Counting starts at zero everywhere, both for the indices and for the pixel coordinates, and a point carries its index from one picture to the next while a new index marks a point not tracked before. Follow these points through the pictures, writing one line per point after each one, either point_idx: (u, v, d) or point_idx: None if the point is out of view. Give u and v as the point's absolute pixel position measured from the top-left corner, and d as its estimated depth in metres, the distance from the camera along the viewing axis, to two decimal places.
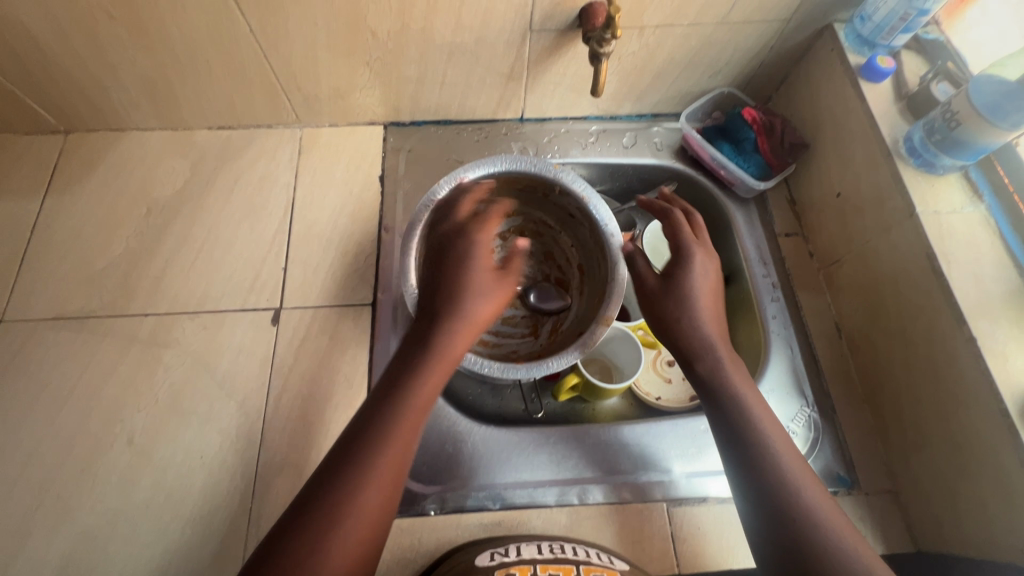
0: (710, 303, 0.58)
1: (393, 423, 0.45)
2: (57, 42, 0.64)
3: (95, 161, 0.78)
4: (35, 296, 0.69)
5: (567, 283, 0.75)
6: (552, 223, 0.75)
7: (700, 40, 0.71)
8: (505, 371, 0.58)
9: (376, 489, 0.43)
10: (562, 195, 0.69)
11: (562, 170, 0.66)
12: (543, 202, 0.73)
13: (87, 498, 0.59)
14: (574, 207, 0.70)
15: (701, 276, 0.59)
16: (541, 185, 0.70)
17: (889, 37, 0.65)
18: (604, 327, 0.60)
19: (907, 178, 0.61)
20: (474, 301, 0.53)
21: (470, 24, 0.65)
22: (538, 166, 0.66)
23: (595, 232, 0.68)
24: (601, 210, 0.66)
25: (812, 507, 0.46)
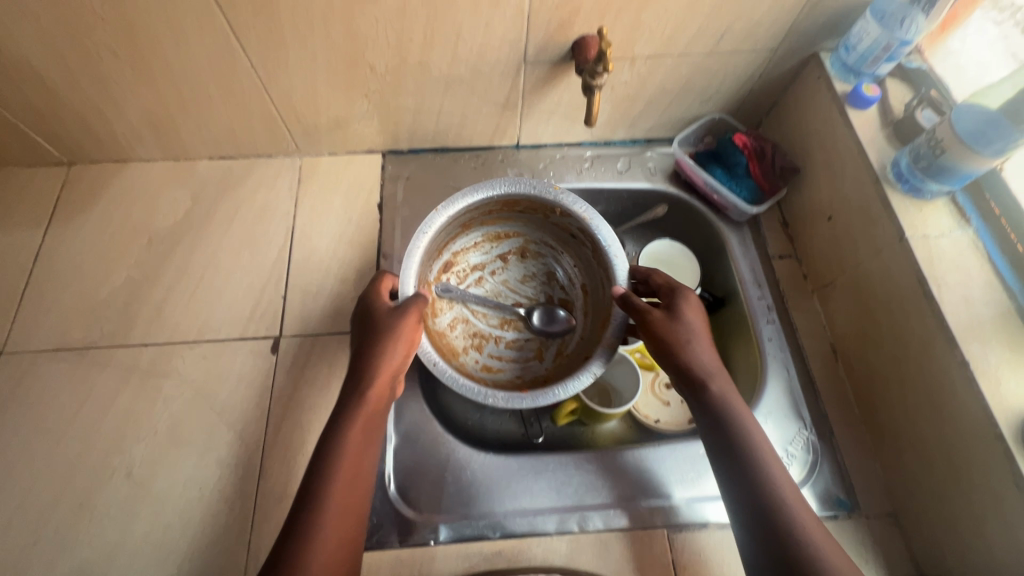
0: (705, 336, 0.57)
1: (329, 477, 0.48)
2: (62, 79, 0.66)
3: (97, 192, 0.79)
4: (36, 327, 0.69)
5: (571, 304, 0.76)
6: (554, 242, 0.76)
7: (690, 70, 0.73)
8: (509, 402, 0.57)
9: (321, 547, 0.45)
10: (563, 216, 0.70)
11: (561, 192, 0.67)
12: (547, 222, 0.74)
13: (85, 531, 0.58)
14: (576, 228, 0.70)
15: (694, 308, 0.59)
16: (542, 207, 0.71)
17: (873, 66, 0.67)
18: (609, 351, 0.60)
19: (896, 204, 0.62)
20: (386, 347, 0.55)
21: (466, 57, 0.67)
22: (537, 188, 0.67)
23: (599, 252, 0.68)
24: (603, 230, 0.66)
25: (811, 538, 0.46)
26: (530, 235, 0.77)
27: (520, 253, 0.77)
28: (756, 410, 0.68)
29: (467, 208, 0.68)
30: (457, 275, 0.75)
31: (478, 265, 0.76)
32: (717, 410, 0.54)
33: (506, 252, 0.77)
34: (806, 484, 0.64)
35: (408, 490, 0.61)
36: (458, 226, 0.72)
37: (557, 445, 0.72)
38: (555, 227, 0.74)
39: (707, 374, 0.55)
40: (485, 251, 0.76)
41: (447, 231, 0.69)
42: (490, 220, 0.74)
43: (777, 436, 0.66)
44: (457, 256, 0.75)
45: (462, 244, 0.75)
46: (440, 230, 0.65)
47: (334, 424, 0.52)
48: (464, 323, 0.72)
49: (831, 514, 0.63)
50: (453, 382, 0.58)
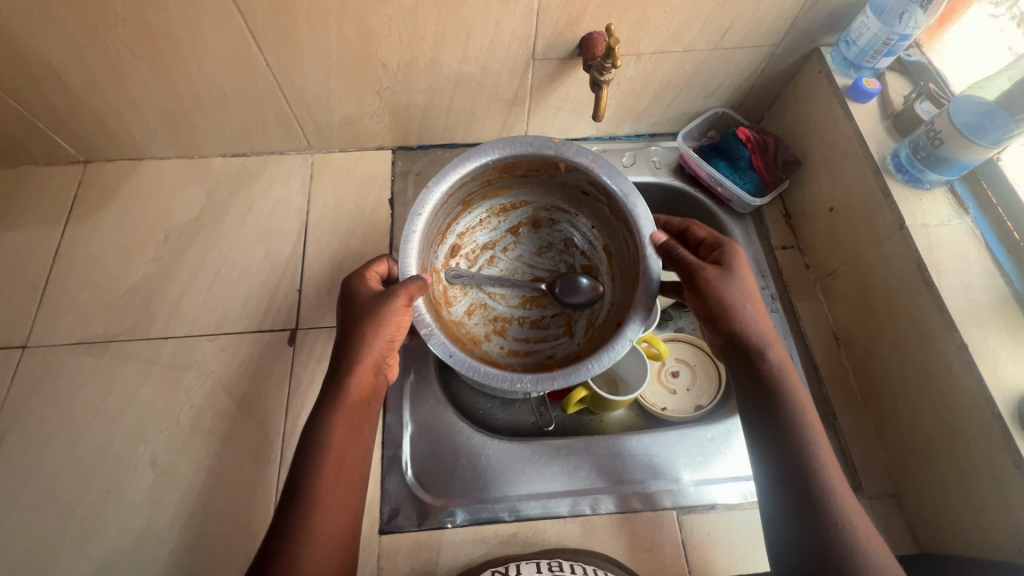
0: (756, 299, 0.57)
1: (316, 476, 0.50)
2: (82, 78, 0.67)
3: (114, 190, 0.81)
4: (58, 321, 0.71)
5: (595, 269, 0.75)
6: (567, 204, 0.76)
7: (694, 65, 0.75)
8: (537, 383, 0.56)
9: (317, 541, 0.48)
10: (570, 172, 0.68)
11: (562, 145, 0.64)
12: (552, 186, 0.73)
13: (112, 519, 0.60)
14: (586, 183, 0.68)
15: (745, 267, 0.58)
16: (546, 166, 0.69)
17: (873, 60, 0.69)
18: (645, 313, 0.57)
19: (895, 194, 0.64)
20: (366, 338, 0.54)
21: (476, 54, 0.69)
22: (535, 145, 0.64)
23: (614, 204, 0.66)
24: (618, 180, 0.64)
25: (844, 512, 0.49)
26: (536, 200, 0.76)
27: (531, 224, 0.78)
28: None
29: (461, 185, 0.67)
30: (467, 257, 0.76)
31: (488, 243, 0.77)
32: (764, 379, 0.55)
33: (516, 225, 0.77)
34: None
35: (424, 476, 0.63)
36: (459, 205, 0.72)
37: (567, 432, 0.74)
38: (562, 187, 0.73)
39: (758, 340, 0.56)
40: (492, 227, 0.77)
41: (444, 210, 0.69)
42: (492, 194, 0.74)
43: None
44: (463, 238, 0.76)
45: (467, 224, 0.75)
46: (436, 208, 0.65)
47: (317, 418, 0.52)
48: (482, 308, 0.74)
49: None
50: (474, 370, 0.56)
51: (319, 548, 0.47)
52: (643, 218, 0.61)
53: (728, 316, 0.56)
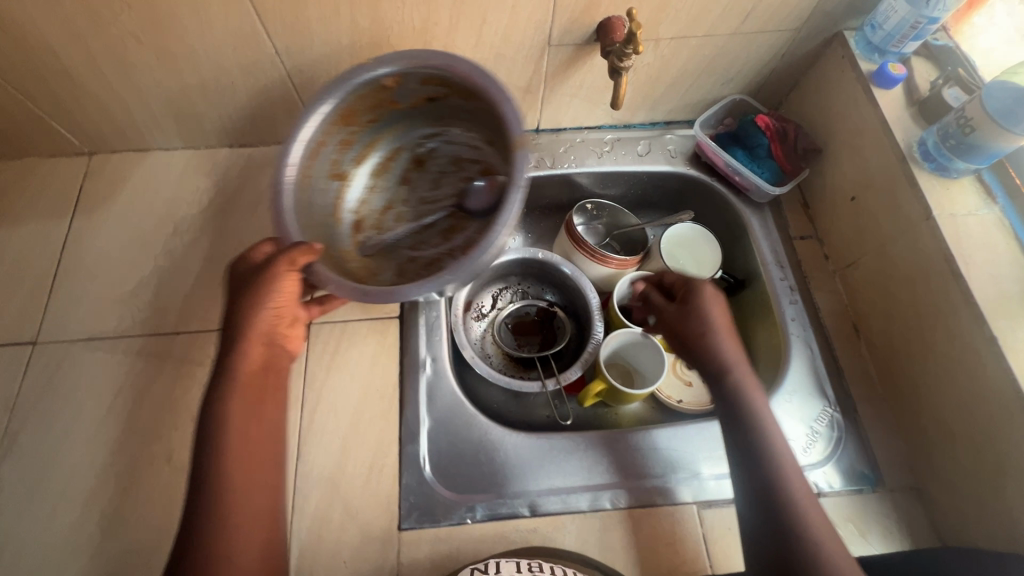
0: (726, 328, 0.58)
1: (222, 459, 0.51)
2: (86, 67, 0.66)
3: (120, 182, 0.79)
4: (68, 317, 0.70)
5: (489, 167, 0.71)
6: (430, 128, 0.73)
7: (713, 51, 0.73)
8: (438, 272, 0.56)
9: (235, 519, 0.49)
10: (402, 87, 0.65)
11: (353, 72, 0.62)
12: (401, 118, 0.71)
13: (129, 516, 0.60)
14: (399, 96, 0.66)
15: (713, 299, 0.60)
16: (383, 96, 0.66)
17: (899, 44, 0.67)
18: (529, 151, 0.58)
19: (922, 183, 0.62)
20: (251, 313, 0.54)
21: (490, 41, 0.67)
22: (353, 77, 0.62)
23: (418, 76, 0.64)
24: (376, 65, 0.62)
25: (800, 513, 0.48)
26: (405, 142, 0.74)
27: (416, 164, 0.74)
28: (781, 389, 0.69)
29: (314, 156, 0.64)
30: (375, 226, 0.72)
31: (384, 205, 0.73)
32: (731, 397, 0.55)
33: (404, 173, 0.74)
34: (831, 460, 0.65)
35: (444, 471, 0.63)
36: (333, 179, 0.69)
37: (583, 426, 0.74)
38: (410, 112, 0.70)
39: (723, 362, 0.56)
40: (373, 188, 0.73)
41: (314, 187, 0.65)
42: (360, 156, 0.71)
43: (802, 414, 0.67)
44: (358, 212, 0.71)
45: (356, 198, 0.72)
46: (303, 183, 0.62)
47: (210, 403, 0.52)
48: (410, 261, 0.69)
49: (856, 489, 0.64)
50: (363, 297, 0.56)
51: (239, 532, 0.49)
52: (506, 101, 0.60)
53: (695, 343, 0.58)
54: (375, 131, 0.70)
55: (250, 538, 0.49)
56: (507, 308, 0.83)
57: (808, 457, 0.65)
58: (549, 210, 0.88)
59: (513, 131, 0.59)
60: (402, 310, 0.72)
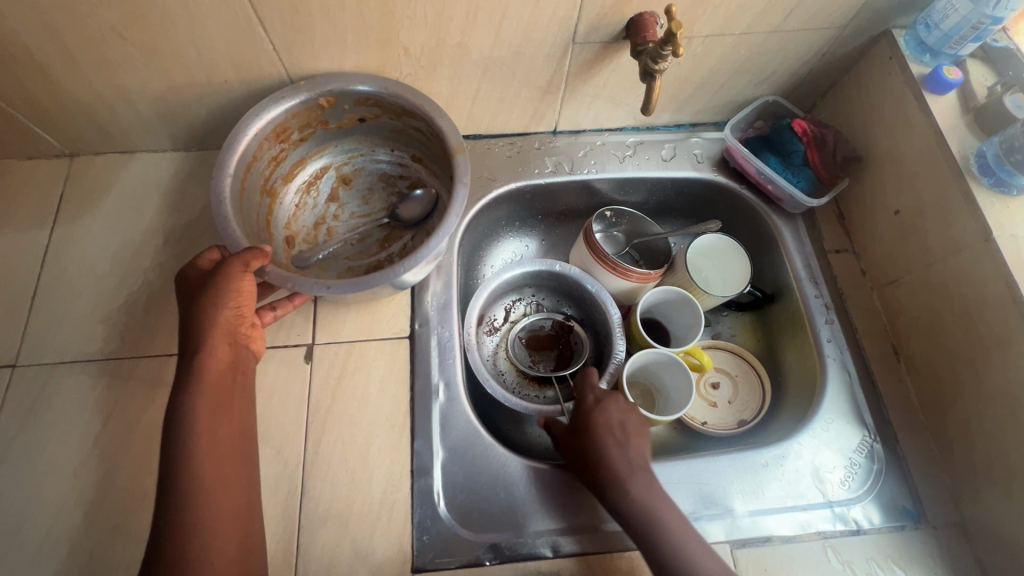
0: (608, 433, 0.56)
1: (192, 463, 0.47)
2: (62, 64, 0.59)
3: (105, 187, 0.73)
4: (50, 337, 0.64)
5: (419, 180, 0.75)
6: (363, 146, 0.75)
7: (750, 50, 0.67)
8: (378, 276, 0.57)
9: (211, 528, 0.46)
10: (334, 107, 0.67)
11: (282, 93, 0.62)
12: (327, 137, 0.72)
13: (120, 558, 0.55)
14: (333, 117, 0.69)
15: (606, 419, 0.57)
16: (314, 116, 0.67)
17: (957, 46, 0.62)
18: (463, 156, 0.62)
19: (979, 199, 0.58)
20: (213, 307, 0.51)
21: (510, 38, 0.61)
22: (285, 95, 0.62)
23: (352, 102, 0.66)
24: (329, 80, 0.63)
25: None
26: (334, 159, 0.75)
27: (344, 182, 0.76)
28: (817, 416, 0.65)
29: (248, 170, 0.64)
30: (307, 240, 0.72)
31: (317, 219, 0.74)
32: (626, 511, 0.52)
33: (332, 190, 0.75)
34: (871, 494, 0.61)
35: (460, 507, 0.58)
36: (264, 196, 0.69)
37: None
38: (340, 131, 0.72)
39: (611, 474, 0.54)
40: (312, 205, 0.74)
41: (249, 202, 0.65)
42: (290, 173, 0.72)
43: (840, 443, 0.63)
44: (290, 228, 0.72)
45: (286, 215, 0.72)
46: (238, 197, 0.62)
47: (174, 410, 0.49)
48: (349, 269, 0.70)
49: (897, 525, 0.60)
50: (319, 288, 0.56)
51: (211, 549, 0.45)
52: (443, 116, 0.64)
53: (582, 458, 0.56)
54: (304, 148, 0.71)
55: (225, 546, 0.46)
56: (521, 322, 0.78)
57: (847, 490, 0.61)
58: (564, 216, 0.83)
59: (451, 141, 0.63)
60: (411, 330, 0.67)
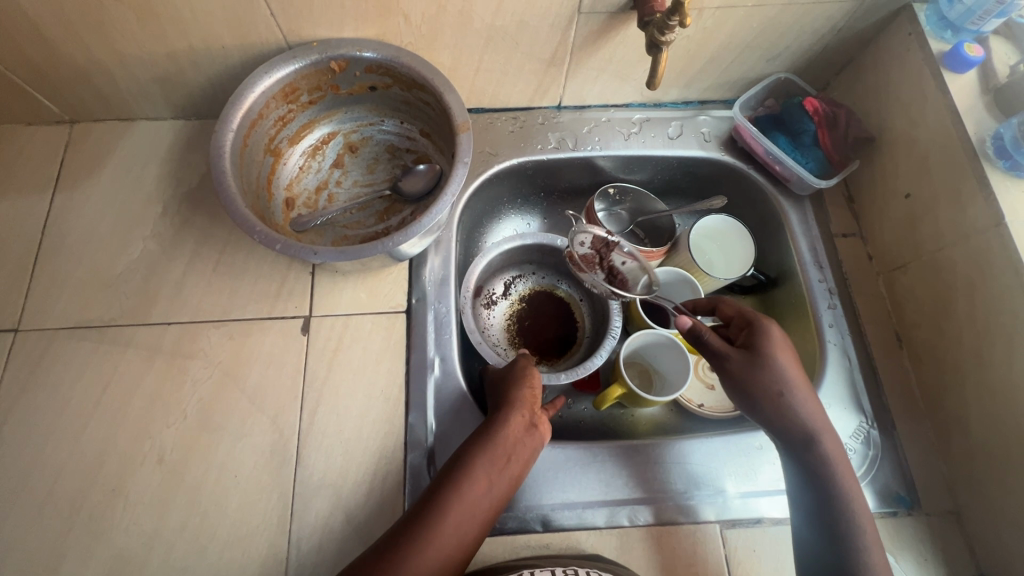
0: (802, 383, 0.53)
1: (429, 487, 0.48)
2: (58, 27, 0.59)
3: (104, 155, 0.73)
4: (51, 304, 0.65)
5: (425, 156, 0.74)
6: (373, 115, 0.74)
7: (763, 23, 0.64)
8: (371, 247, 0.57)
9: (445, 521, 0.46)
10: (345, 72, 0.65)
11: (295, 53, 0.62)
12: (337, 103, 0.71)
13: (120, 519, 0.56)
14: (342, 82, 0.67)
15: (780, 345, 0.54)
16: (325, 80, 0.66)
17: (980, 21, 0.60)
18: (465, 133, 0.60)
19: (994, 183, 0.56)
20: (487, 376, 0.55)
21: (513, 6, 0.59)
22: (294, 57, 0.62)
23: (361, 69, 0.65)
24: (341, 43, 0.62)
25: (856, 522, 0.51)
26: (343, 126, 0.74)
27: (350, 150, 0.75)
28: None
29: (253, 127, 0.63)
30: (307, 204, 0.72)
31: (319, 184, 0.73)
32: (821, 464, 0.53)
33: (337, 156, 0.74)
34: (865, 480, 0.61)
35: None
36: (268, 155, 0.68)
37: (595, 430, 0.70)
38: (352, 98, 0.71)
39: (805, 428, 0.53)
40: (316, 169, 0.73)
41: (250, 159, 0.64)
42: (297, 135, 0.71)
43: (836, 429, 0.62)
44: (292, 190, 0.71)
45: (288, 176, 0.71)
46: (239, 155, 0.61)
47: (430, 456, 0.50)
48: (345, 237, 0.69)
49: (890, 510, 0.60)
50: (306, 252, 0.55)
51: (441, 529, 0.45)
52: (451, 92, 0.62)
53: (771, 406, 0.53)
54: (313, 112, 0.70)
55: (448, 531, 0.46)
56: (521, 298, 0.77)
57: None
58: (567, 194, 0.82)
59: (456, 118, 0.61)
60: (408, 305, 0.66)
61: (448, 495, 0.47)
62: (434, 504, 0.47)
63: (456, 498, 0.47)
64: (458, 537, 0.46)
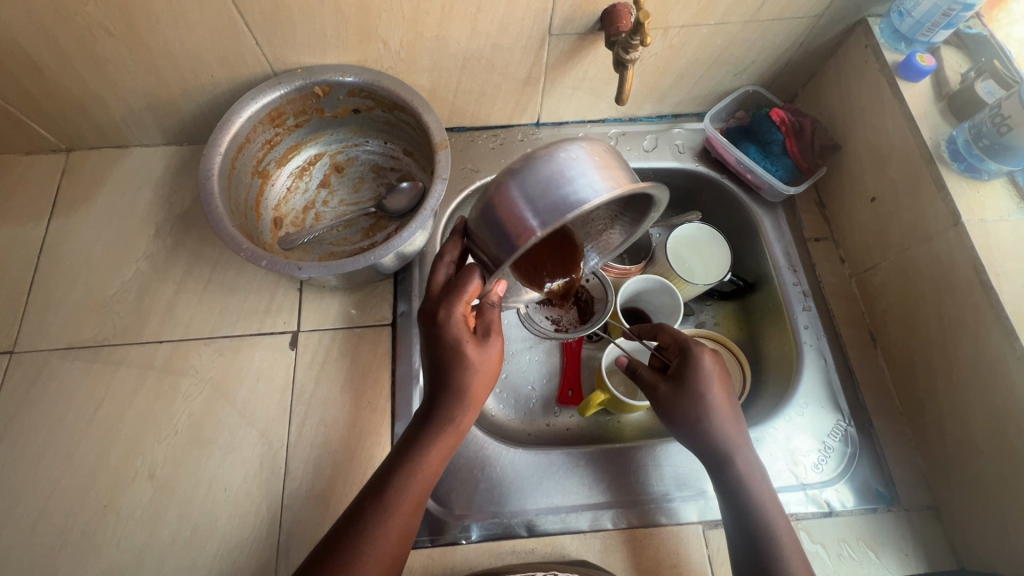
0: (726, 409, 0.55)
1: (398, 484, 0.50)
2: (54, 61, 0.62)
3: (98, 181, 0.75)
4: (46, 325, 0.67)
5: (408, 173, 0.76)
6: (358, 135, 0.77)
7: (727, 40, 0.68)
8: (354, 260, 0.58)
9: (394, 516, 0.49)
10: (328, 96, 0.68)
11: (279, 78, 0.65)
12: (323, 125, 0.74)
13: (111, 533, 0.58)
14: (327, 105, 0.70)
15: (708, 370, 0.56)
16: (309, 103, 0.69)
17: (930, 33, 0.62)
18: (443, 151, 0.63)
19: (951, 185, 0.58)
20: (478, 379, 0.52)
21: (487, 29, 0.62)
22: (279, 82, 0.65)
23: (345, 92, 0.68)
24: (323, 69, 0.65)
25: (771, 525, 0.52)
26: (329, 147, 0.77)
27: (336, 170, 0.77)
28: (792, 401, 0.65)
29: (241, 150, 0.66)
30: (295, 223, 0.74)
31: (307, 204, 0.76)
32: (737, 482, 0.54)
33: (323, 176, 0.77)
34: (843, 478, 0.62)
35: (438, 488, 0.60)
36: (256, 177, 0.71)
37: (582, 437, 0.71)
38: (336, 121, 0.74)
39: (724, 448, 0.55)
40: (303, 190, 0.76)
41: (239, 181, 0.67)
42: (284, 157, 0.74)
43: (813, 429, 0.64)
44: (281, 209, 0.74)
45: (276, 197, 0.74)
46: (227, 177, 0.64)
47: (409, 442, 0.52)
48: (330, 252, 0.71)
49: (871, 507, 0.61)
50: (291, 268, 0.57)
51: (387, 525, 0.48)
52: (430, 112, 0.65)
53: (693, 431, 0.55)
54: (299, 135, 0.73)
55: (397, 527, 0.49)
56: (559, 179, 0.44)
57: (819, 474, 0.62)
58: None
59: (435, 137, 0.64)
60: (394, 318, 0.68)
61: (400, 494, 0.50)
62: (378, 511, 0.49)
63: (410, 498, 0.50)
64: (401, 538, 0.49)
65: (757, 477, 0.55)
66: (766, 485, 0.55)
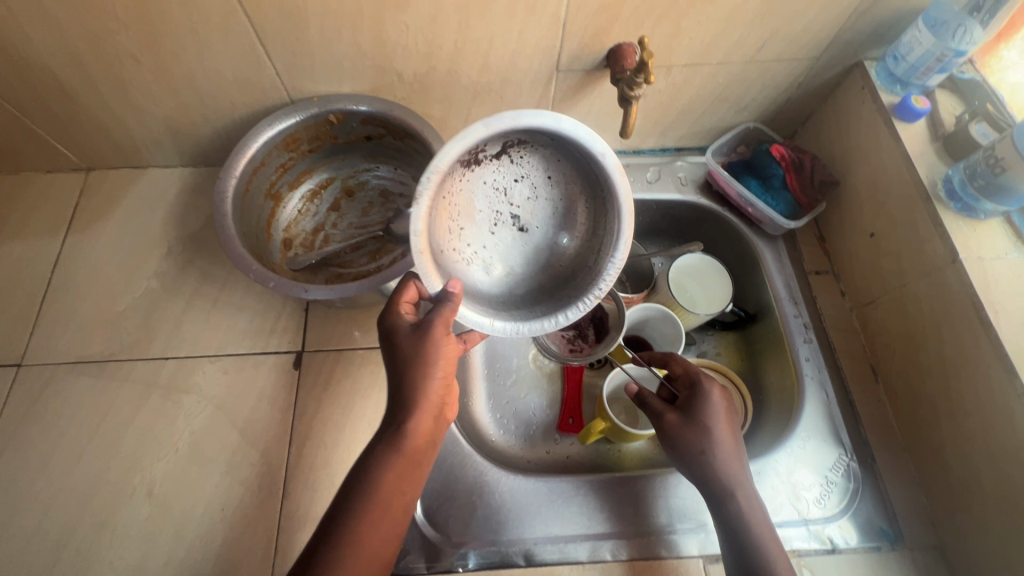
0: (731, 443, 0.55)
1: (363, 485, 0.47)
2: (81, 85, 0.64)
3: (115, 199, 0.78)
4: (54, 339, 0.68)
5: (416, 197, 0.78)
6: (369, 161, 0.79)
7: (727, 79, 0.70)
8: (359, 283, 0.59)
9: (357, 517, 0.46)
10: (342, 123, 0.71)
11: (297, 106, 0.67)
12: (336, 151, 0.76)
13: (106, 551, 0.57)
14: (341, 131, 0.73)
15: (717, 404, 0.57)
16: (324, 130, 0.71)
17: (924, 76, 0.65)
18: None
19: (948, 223, 0.59)
20: (425, 365, 0.49)
21: (497, 64, 0.65)
22: (296, 110, 0.67)
23: (359, 120, 0.71)
24: (339, 99, 0.68)
25: (770, 560, 0.52)
26: (340, 172, 0.79)
27: (347, 194, 0.79)
28: (794, 433, 0.65)
29: (255, 173, 0.68)
30: (304, 244, 0.76)
31: (316, 227, 0.77)
32: (735, 517, 0.54)
33: (334, 200, 0.79)
34: (846, 514, 0.61)
35: (437, 513, 0.60)
36: (268, 200, 0.73)
37: (582, 466, 0.70)
38: (349, 147, 0.76)
39: (727, 482, 0.54)
40: (313, 212, 0.78)
41: (252, 203, 0.69)
42: (297, 181, 0.76)
43: (815, 463, 0.63)
44: (290, 231, 0.76)
45: (286, 219, 0.76)
46: (241, 198, 0.66)
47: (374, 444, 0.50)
48: (337, 274, 0.72)
49: (874, 545, 0.60)
50: (298, 289, 0.58)
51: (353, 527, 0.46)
52: (439, 142, 0.67)
53: (697, 463, 0.55)
54: (312, 160, 0.75)
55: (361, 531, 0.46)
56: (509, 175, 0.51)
57: (821, 509, 0.61)
58: None
59: None
60: None
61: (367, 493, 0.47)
62: (347, 517, 0.46)
63: (374, 501, 0.47)
64: (368, 545, 0.46)
65: (757, 514, 0.54)
66: (766, 520, 0.54)
